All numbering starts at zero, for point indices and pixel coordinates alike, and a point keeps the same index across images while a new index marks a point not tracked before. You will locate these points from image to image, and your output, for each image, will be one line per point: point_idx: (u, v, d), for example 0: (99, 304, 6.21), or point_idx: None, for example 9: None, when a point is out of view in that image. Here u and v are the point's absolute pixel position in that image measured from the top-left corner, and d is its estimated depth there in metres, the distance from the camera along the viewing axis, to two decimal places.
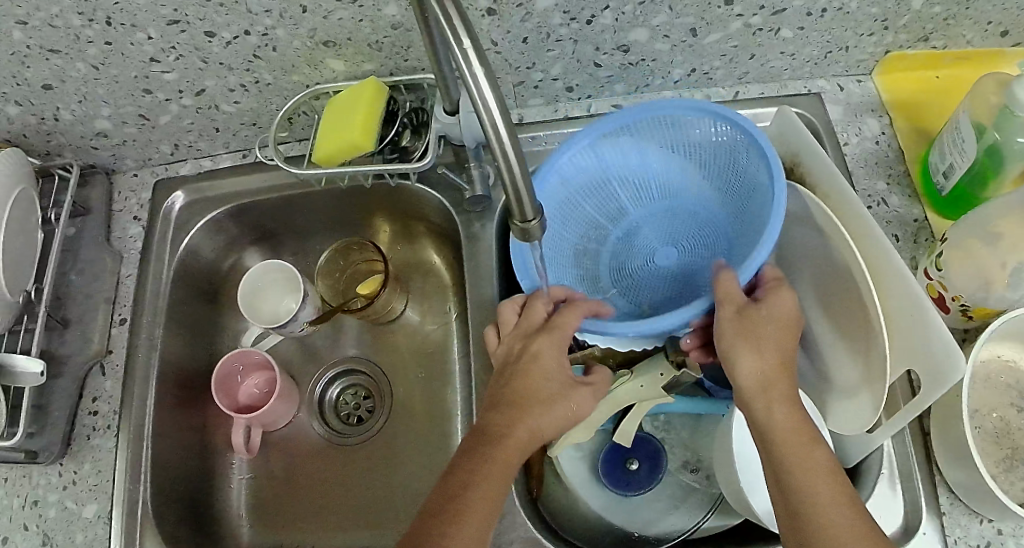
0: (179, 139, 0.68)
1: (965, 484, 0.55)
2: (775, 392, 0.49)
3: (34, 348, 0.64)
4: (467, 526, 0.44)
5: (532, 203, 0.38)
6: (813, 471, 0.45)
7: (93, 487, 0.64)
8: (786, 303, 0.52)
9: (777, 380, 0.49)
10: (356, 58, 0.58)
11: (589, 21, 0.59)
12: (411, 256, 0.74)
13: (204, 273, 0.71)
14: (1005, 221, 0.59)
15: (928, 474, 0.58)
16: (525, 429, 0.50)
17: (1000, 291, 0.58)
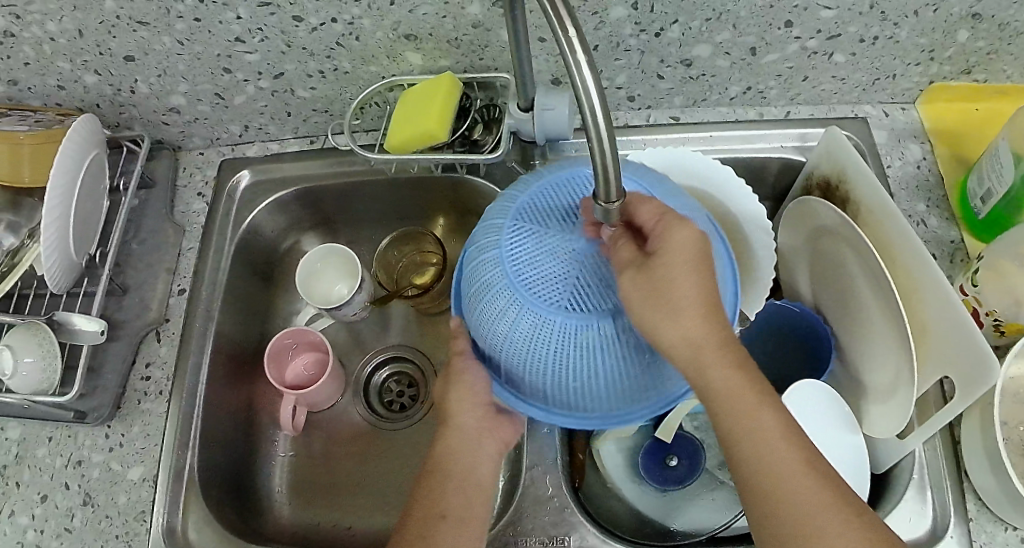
0: (249, 121, 0.70)
1: (994, 492, 0.58)
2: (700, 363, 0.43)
3: (95, 309, 0.66)
4: (435, 517, 0.50)
5: (617, 183, 0.37)
6: (753, 441, 0.44)
7: (140, 450, 0.65)
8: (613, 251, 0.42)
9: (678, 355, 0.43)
10: (433, 53, 0.61)
11: (658, 33, 0.62)
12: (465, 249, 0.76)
13: (262, 251, 0.73)
14: None
15: (957, 480, 0.61)
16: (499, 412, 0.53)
17: None
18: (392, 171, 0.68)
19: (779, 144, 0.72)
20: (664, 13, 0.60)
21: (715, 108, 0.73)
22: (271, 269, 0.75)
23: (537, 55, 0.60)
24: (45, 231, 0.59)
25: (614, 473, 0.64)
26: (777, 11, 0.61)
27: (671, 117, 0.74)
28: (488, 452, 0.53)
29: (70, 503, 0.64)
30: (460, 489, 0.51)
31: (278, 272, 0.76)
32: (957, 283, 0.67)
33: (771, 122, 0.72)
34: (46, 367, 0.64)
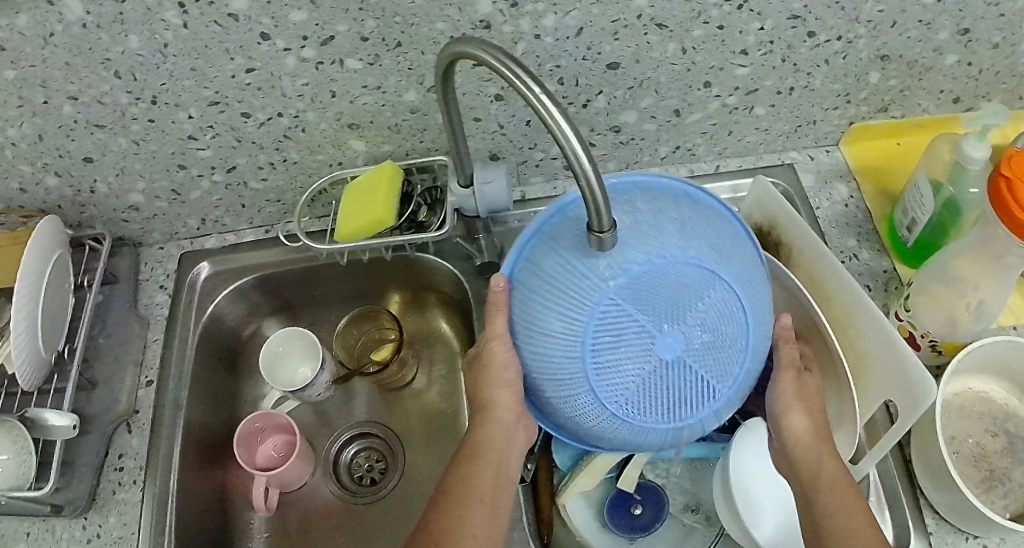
0: (206, 214, 0.74)
1: (950, 505, 0.61)
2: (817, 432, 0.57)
3: (65, 405, 0.68)
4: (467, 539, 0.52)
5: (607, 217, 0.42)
6: (838, 489, 0.54)
7: (117, 539, 0.66)
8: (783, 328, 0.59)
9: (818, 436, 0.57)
10: (376, 139, 0.65)
11: (585, 104, 0.67)
12: (423, 325, 0.80)
13: (226, 338, 0.76)
14: (963, 262, 0.63)
15: (913, 497, 0.65)
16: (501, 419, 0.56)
17: (966, 325, 0.65)
18: (343, 261, 0.71)
19: (712, 196, 0.76)
20: (589, 86, 0.65)
21: (648, 168, 0.78)
22: (236, 355, 0.78)
23: (473, 135, 0.66)
24: (15, 329, 0.61)
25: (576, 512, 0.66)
26: (694, 74, 0.66)
27: None
28: (521, 445, 0.58)
29: None
30: (493, 480, 0.55)
31: (243, 355, 0.78)
32: (893, 313, 0.71)
33: (701, 176, 0.77)
34: (20, 465, 0.65)
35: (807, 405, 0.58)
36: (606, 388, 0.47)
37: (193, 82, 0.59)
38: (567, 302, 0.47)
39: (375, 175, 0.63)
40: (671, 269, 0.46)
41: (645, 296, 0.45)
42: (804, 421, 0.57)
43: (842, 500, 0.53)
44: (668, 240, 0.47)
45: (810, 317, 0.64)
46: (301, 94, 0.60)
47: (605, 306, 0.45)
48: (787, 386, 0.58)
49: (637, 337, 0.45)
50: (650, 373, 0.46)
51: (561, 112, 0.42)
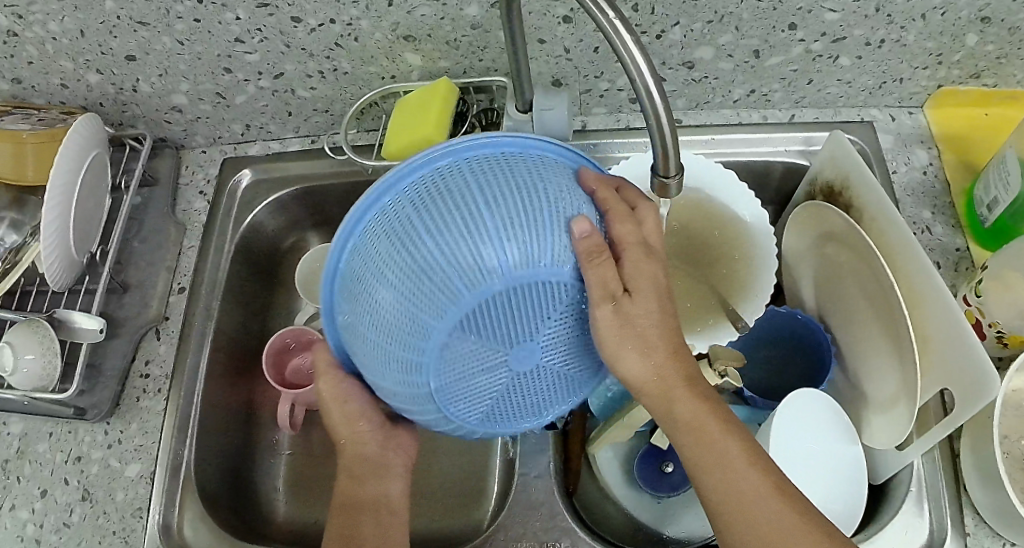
0: (250, 120, 0.71)
1: (994, 506, 0.58)
2: (669, 370, 0.46)
3: (96, 306, 0.68)
4: None
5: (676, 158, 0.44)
6: (718, 464, 0.45)
7: (137, 447, 0.67)
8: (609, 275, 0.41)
9: (667, 368, 0.46)
10: (433, 54, 0.62)
11: (659, 35, 0.62)
12: None
13: (263, 251, 0.74)
14: None
15: (955, 493, 0.62)
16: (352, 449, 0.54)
17: None
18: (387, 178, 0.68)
19: (783, 147, 0.71)
20: (665, 16, 0.60)
21: (718, 111, 0.73)
22: (274, 270, 0.76)
23: (536, 56, 0.62)
24: (46, 224, 0.61)
25: (612, 485, 0.64)
26: (780, 13, 0.60)
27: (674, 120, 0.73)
28: (397, 470, 0.55)
29: (70, 498, 0.67)
30: (377, 520, 0.52)
31: (280, 270, 0.77)
32: (960, 293, 0.66)
33: (773, 124, 0.72)
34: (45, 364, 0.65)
35: (635, 347, 0.44)
36: (473, 405, 0.43)
37: None
38: (399, 364, 0.41)
39: (426, 92, 0.62)
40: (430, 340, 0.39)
41: (451, 379, 0.41)
42: (638, 364, 0.45)
43: (720, 473, 0.44)
44: (438, 272, 0.39)
45: (874, 289, 0.60)
46: (356, 1, 0.57)
47: (464, 308, 0.38)
48: (615, 314, 0.42)
49: (483, 343, 0.40)
50: (504, 381, 0.42)
51: (633, 41, 0.40)
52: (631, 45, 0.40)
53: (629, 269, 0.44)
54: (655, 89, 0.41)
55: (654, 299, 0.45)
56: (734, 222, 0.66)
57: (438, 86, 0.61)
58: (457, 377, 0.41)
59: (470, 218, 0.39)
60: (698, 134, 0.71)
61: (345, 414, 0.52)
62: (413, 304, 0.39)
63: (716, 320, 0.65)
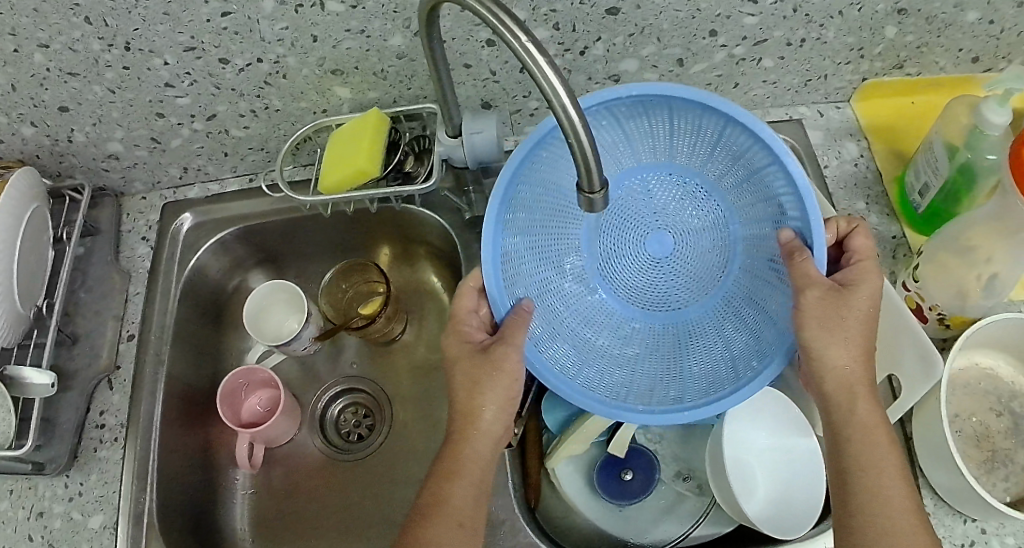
0: (188, 162, 0.71)
1: (948, 485, 0.60)
2: (861, 387, 0.51)
3: (45, 360, 0.67)
4: None
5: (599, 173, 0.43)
6: (878, 464, 0.49)
7: (98, 498, 0.67)
8: (842, 356, 0.52)
9: (860, 376, 0.52)
10: (361, 86, 0.63)
11: (582, 52, 0.64)
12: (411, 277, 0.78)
13: (210, 294, 0.74)
14: (978, 236, 0.61)
15: (911, 474, 0.63)
16: (472, 396, 0.54)
17: (974, 301, 0.62)
18: (325, 213, 0.69)
19: None
20: (586, 32, 0.62)
21: None
22: (223, 310, 0.76)
23: (463, 81, 0.63)
24: None
25: (574, 496, 0.65)
26: (700, 20, 0.62)
27: None
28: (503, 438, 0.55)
29: None
30: (476, 491, 0.52)
31: (230, 308, 0.76)
32: (899, 280, 0.68)
33: None
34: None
35: (830, 335, 0.52)
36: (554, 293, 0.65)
37: (167, 27, 0.56)
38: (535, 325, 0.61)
39: (357, 124, 0.62)
40: (548, 319, 0.63)
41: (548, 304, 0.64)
42: (845, 355, 0.52)
43: (872, 466, 0.50)
44: (602, 385, 0.62)
45: None
46: (281, 39, 0.57)
47: (564, 386, 0.59)
48: (812, 323, 0.53)
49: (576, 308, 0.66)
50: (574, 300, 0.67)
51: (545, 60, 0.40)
52: (542, 63, 0.39)
53: (853, 282, 0.54)
54: (569, 106, 0.40)
55: (835, 334, 0.52)
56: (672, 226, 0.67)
57: (367, 117, 0.62)
58: (553, 298, 0.65)
59: (631, 382, 0.63)
60: None
61: (495, 367, 0.55)
62: (563, 371, 0.61)
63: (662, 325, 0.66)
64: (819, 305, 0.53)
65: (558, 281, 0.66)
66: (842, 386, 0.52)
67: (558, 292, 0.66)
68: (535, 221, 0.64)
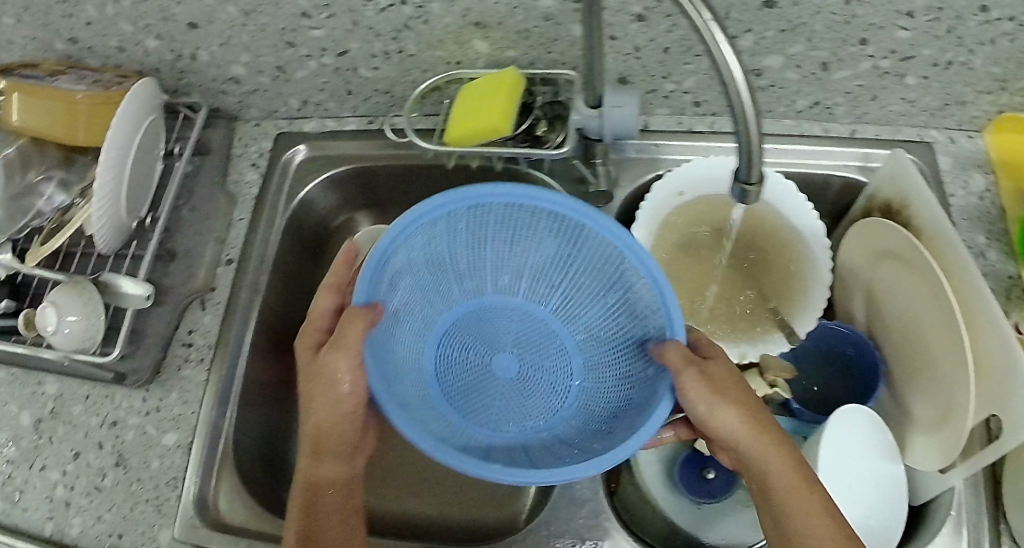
0: (308, 96, 0.71)
1: None
2: (767, 439, 0.50)
3: (142, 273, 0.68)
4: None
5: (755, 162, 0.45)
6: (822, 531, 0.46)
7: (176, 417, 0.67)
8: (729, 419, 0.50)
9: (748, 433, 0.50)
10: (501, 42, 0.62)
11: (731, 40, 0.62)
12: None
13: (314, 225, 0.76)
14: None
15: (993, 522, 0.61)
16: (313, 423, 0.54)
17: None
18: (449, 164, 0.68)
19: (841, 162, 0.70)
20: (739, 22, 0.60)
21: (782, 121, 0.72)
22: (323, 244, 0.78)
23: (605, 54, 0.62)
24: (99, 190, 0.62)
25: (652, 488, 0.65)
26: (852, 28, 0.60)
27: None
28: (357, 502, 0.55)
29: (104, 462, 0.68)
30: (338, 516, 0.53)
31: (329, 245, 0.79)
32: (1011, 320, 0.65)
33: (837, 138, 0.71)
34: (88, 328, 0.66)
35: (705, 391, 0.51)
36: (455, 354, 0.66)
37: None
38: (405, 329, 0.63)
39: (491, 80, 0.61)
40: (472, 345, 0.67)
41: (465, 341, 0.67)
42: (733, 412, 0.50)
43: (808, 522, 0.47)
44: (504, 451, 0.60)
45: (928, 309, 0.60)
46: None
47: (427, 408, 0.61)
48: (689, 384, 0.51)
49: (476, 359, 0.66)
50: (478, 370, 0.66)
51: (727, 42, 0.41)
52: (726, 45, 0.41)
53: (714, 366, 0.53)
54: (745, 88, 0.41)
55: (729, 402, 0.51)
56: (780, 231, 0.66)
57: (503, 75, 0.61)
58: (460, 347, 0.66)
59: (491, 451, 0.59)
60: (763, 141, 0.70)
61: (319, 375, 0.52)
62: (441, 432, 0.58)
63: (767, 330, 0.65)
64: (700, 384, 0.51)
65: (485, 340, 0.67)
66: (760, 439, 0.50)
67: (472, 325, 0.67)
68: (472, 319, 0.67)
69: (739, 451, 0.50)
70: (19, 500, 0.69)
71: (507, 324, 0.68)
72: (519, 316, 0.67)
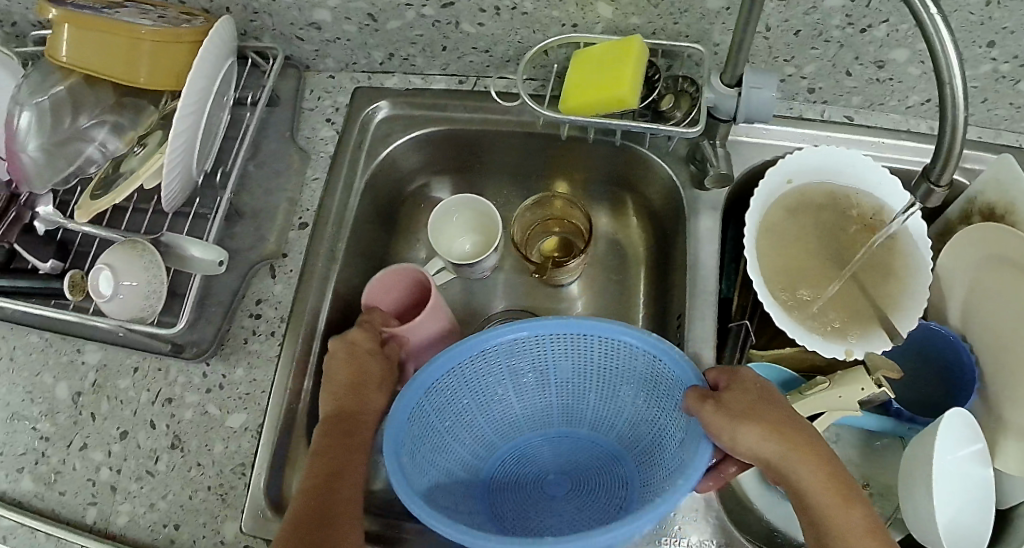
0: (397, 49, 0.66)
1: None
2: (803, 451, 0.50)
3: (211, 237, 0.62)
4: None
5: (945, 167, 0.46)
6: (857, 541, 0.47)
7: (243, 396, 0.62)
8: (758, 442, 0.51)
9: (790, 449, 0.50)
10: (628, 8, 0.58)
11: (864, 30, 0.60)
12: (603, 225, 0.75)
13: (394, 186, 0.72)
14: None
15: None
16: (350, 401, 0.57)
17: None
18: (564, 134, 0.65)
19: None
20: (879, 11, 0.58)
21: (888, 114, 0.71)
22: (397, 207, 0.74)
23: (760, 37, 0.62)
24: (172, 149, 0.57)
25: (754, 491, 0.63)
26: (985, 29, 0.59)
27: (846, 117, 0.71)
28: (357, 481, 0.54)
29: (157, 444, 0.62)
30: (330, 491, 0.52)
31: (401, 206, 0.75)
32: None
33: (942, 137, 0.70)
34: (147, 294, 0.60)
35: (749, 424, 0.51)
36: (503, 500, 0.64)
37: None
38: (432, 443, 0.61)
39: (610, 48, 0.59)
40: (494, 481, 0.65)
41: (498, 488, 0.65)
42: (764, 437, 0.51)
43: (842, 530, 0.48)
44: None
45: None
46: None
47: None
48: (720, 426, 0.51)
49: (511, 488, 0.65)
50: (507, 471, 0.66)
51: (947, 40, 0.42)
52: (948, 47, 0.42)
53: (752, 397, 0.53)
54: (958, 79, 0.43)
55: (755, 426, 0.51)
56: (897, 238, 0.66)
57: (623, 43, 0.59)
58: (487, 449, 0.66)
59: None
60: (873, 133, 0.69)
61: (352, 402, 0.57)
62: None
63: (869, 329, 0.63)
64: (738, 404, 0.52)
65: (519, 474, 0.66)
66: (803, 459, 0.50)
67: (538, 446, 0.67)
68: (466, 423, 0.64)
69: (784, 475, 0.51)
70: (56, 482, 0.62)
71: (495, 413, 0.66)
72: (529, 449, 0.67)
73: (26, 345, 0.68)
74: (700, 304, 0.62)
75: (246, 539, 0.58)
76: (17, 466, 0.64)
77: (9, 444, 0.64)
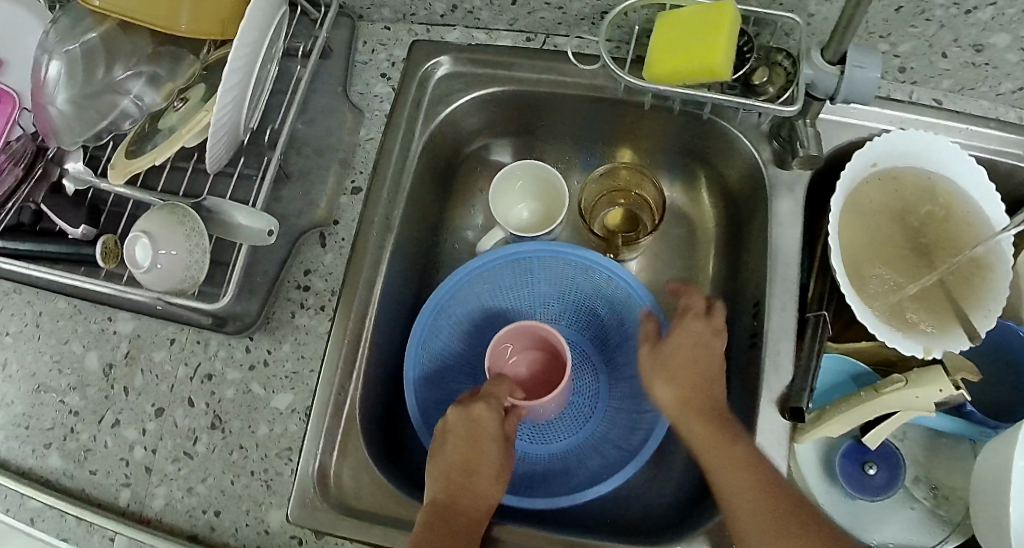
0: (461, 2, 0.61)
1: None
2: (700, 405, 0.54)
3: (258, 203, 0.57)
4: None
5: None
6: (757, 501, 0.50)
7: (290, 375, 0.58)
8: (664, 395, 0.56)
9: (696, 404, 0.54)
10: None
11: (968, 11, 0.55)
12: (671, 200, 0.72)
13: (451, 149, 0.68)
14: None
15: None
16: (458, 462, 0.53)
17: None
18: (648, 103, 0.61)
19: None
20: None
21: (977, 100, 0.67)
22: (453, 172, 0.70)
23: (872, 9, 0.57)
24: (219, 112, 0.52)
25: (810, 481, 0.64)
26: None
27: (935, 101, 0.67)
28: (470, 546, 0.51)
29: (195, 423, 0.58)
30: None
31: (458, 172, 0.71)
32: None
33: None
34: (189, 264, 0.55)
35: (663, 379, 0.56)
36: None
37: None
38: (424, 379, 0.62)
39: (703, 11, 0.54)
40: None
41: None
42: (672, 392, 0.55)
43: (745, 490, 0.50)
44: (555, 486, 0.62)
45: None
46: None
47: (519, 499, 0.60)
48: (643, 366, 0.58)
49: None
50: None
51: None
52: None
53: (683, 333, 0.57)
54: None
55: (668, 381, 0.56)
56: (973, 218, 0.63)
57: (719, 6, 0.53)
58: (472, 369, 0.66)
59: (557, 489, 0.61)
60: (964, 120, 0.65)
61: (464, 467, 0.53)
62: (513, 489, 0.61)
63: (947, 323, 0.60)
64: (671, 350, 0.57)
65: None
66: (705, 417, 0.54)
67: None
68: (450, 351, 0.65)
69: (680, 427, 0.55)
70: (86, 461, 0.58)
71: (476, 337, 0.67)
72: None
73: (54, 313, 0.63)
74: (776, 295, 0.58)
75: (292, 529, 0.54)
76: (44, 441, 0.60)
77: (35, 417, 0.61)
